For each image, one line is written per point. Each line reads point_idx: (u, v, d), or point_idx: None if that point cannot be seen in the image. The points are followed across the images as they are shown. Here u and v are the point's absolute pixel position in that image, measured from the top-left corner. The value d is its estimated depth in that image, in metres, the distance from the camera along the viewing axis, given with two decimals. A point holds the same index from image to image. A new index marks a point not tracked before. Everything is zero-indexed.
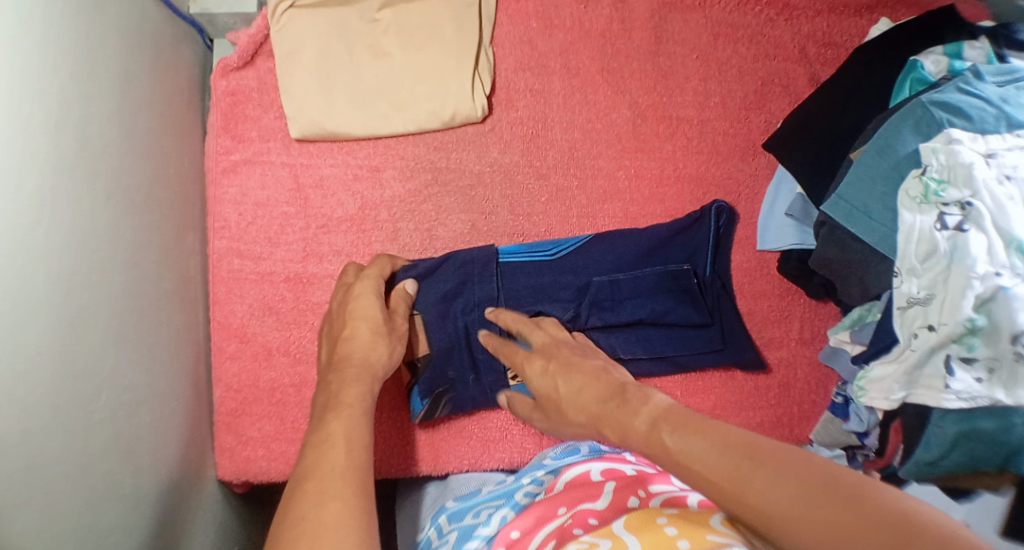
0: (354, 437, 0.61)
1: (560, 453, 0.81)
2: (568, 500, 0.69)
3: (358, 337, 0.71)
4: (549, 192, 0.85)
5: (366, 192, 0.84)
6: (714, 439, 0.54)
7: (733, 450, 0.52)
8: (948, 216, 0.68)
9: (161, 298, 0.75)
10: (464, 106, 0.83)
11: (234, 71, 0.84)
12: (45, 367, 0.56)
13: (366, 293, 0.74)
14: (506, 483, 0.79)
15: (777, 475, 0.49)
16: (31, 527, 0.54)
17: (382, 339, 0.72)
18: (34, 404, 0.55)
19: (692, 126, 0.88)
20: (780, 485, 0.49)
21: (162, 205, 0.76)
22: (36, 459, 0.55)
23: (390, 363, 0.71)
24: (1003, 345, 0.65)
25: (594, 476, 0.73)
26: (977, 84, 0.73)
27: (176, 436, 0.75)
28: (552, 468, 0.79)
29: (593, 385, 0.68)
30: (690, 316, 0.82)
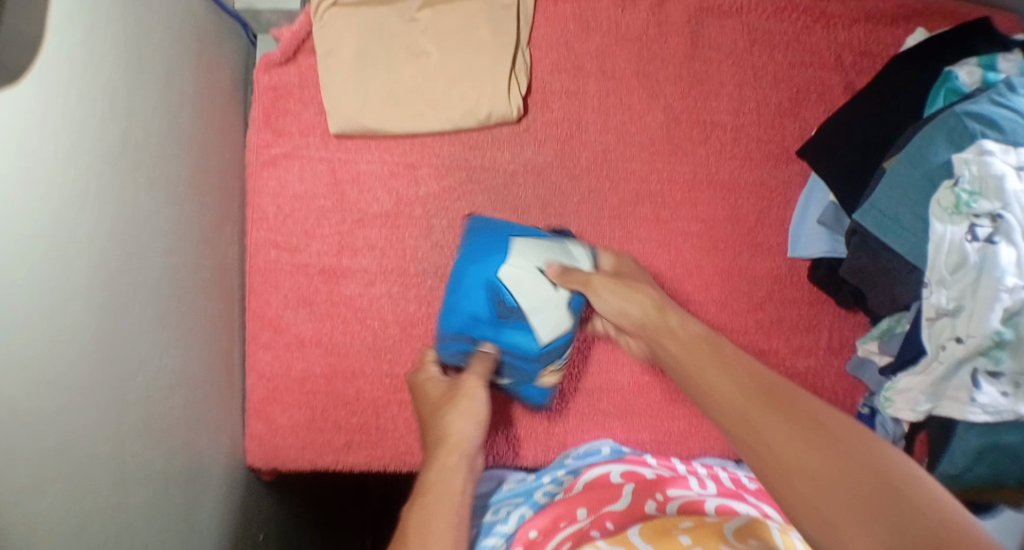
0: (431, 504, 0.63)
1: (581, 454, 0.83)
2: (588, 501, 0.71)
3: (434, 413, 0.72)
4: (582, 194, 0.86)
5: (402, 189, 0.85)
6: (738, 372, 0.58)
7: (756, 390, 0.56)
8: (979, 228, 0.68)
9: (198, 285, 0.77)
10: (500, 107, 0.84)
11: (277, 66, 0.85)
12: (84, 346, 0.58)
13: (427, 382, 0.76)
14: (526, 481, 0.81)
15: (800, 430, 0.50)
16: (60, 502, 0.55)
17: (449, 405, 0.72)
18: (73, 382, 0.57)
19: (725, 132, 0.89)
20: (785, 427, 0.51)
21: (202, 195, 0.78)
22: (73, 434, 0.57)
23: (470, 423, 0.69)
24: None
25: (614, 478, 0.75)
26: (1011, 97, 0.73)
27: (207, 420, 0.78)
28: (572, 469, 0.81)
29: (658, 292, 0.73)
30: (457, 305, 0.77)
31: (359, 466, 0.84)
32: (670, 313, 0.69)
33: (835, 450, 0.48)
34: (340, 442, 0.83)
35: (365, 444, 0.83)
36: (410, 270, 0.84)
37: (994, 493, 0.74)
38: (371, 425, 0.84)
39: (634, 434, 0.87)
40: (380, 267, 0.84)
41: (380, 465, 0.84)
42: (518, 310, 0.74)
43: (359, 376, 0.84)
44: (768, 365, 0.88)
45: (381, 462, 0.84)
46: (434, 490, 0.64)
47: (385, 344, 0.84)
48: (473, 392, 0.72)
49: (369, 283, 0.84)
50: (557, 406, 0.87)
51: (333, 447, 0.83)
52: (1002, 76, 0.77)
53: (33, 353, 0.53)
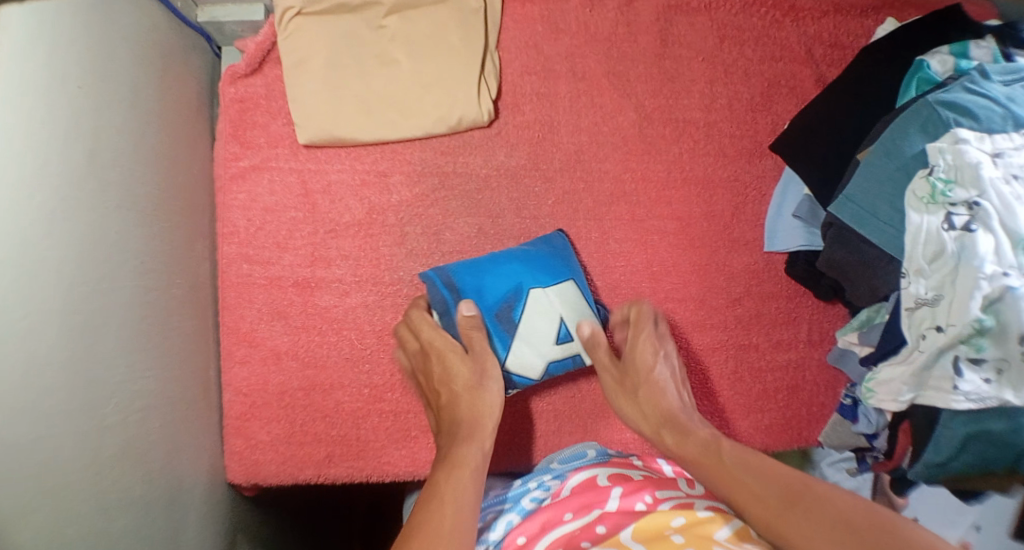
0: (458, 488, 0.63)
1: (566, 458, 0.82)
2: (577, 505, 0.69)
3: (460, 391, 0.72)
4: (556, 196, 0.85)
5: (373, 197, 0.84)
6: (752, 474, 0.62)
7: (782, 498, 0.59)
8: (956, 216, 0.68)
9: (171, 303, 0.76)
10: (470, 112, 0.83)
11: (242, 78, 0.84)
12: (59, 372, 0.57)
13: (449, 349, 0.75)
14: (513, 488, 0.79)
15: (823, 516, 0.56)
16: (41, 534, 0.54)
17: (477, 389, 0.72)
18: (49, 411, 0.56)
19: (698, 128, 0.88)
20: (819, 530, 0.55)
21: (172, 212, 0.77)
22: (51, 466, 0.56)
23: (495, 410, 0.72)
24: (1012, 346, 0.65)
25: (602, 480, 0.73)
26: (984, 84, 0.73)
27: (186, 440, 0.77)
28: (558, 474, 0.79)
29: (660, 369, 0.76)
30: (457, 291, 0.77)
31: (341, 478, 0.83)
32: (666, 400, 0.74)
33: (862, 534, 0.54)
34: (321, 455, 0.82)
35: (346, 456, 0.82)
36: (385, 279, 0.83)
37: (982, 481, 0.73)
38: (351, 437, 0.83)
39: (618, 434, 0.86)
40: (355, 277, 0.83)
41: (362, 478, 0.83)
42: (514, 328, 0.77)
43: (336, 388, 0.83)
44: (749, 361, 0.87)
45: (363, 474, 0.83)
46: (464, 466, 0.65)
47: (362, 356, 0.83)
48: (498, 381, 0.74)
49: (344, 294, 0.83)
50: (536, 411, 0.86)
51: (314, 461, 0.82)
52: (975, 64, 0.77)
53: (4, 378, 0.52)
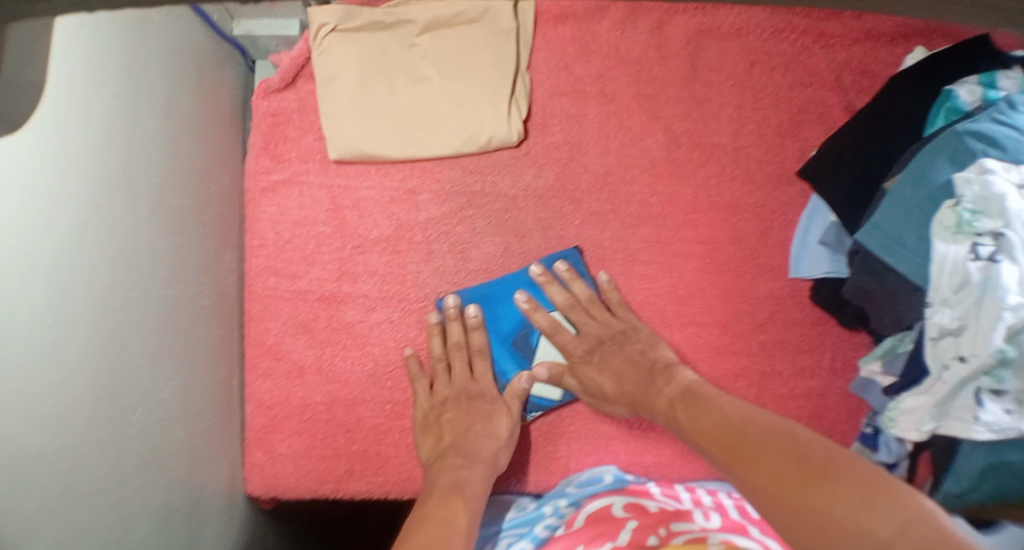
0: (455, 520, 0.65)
1: (583, 482, 0.82)
2: (590, 536, 0.70)
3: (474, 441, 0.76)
4: (582, 217, 0.86)
5: (402, 214, 0.84)
6: (722, 417, 0.67)
7: (731, 432, 0.65)
8: (981, 246, 0.68)
9: (198, 314, 0.77)
10: (500, 132, 0.83)
11: (275, 92, 0.85)
12: (87, 379, 0.58)
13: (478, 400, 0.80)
14: (527, 510, 0.80)
15: (776, 454, 0.59)
16: (62, 540, 0.55)
17: (491, 440, 0.76)
18: (75, 418, 0.56)
19: (725, 153, 0.88)
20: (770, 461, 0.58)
21: (202, 223, 0.78)
22: (76, 474, 0.56)
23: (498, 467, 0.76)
24: None
25: (617, 511, 0.74)
26: (1013, 115, 0.73)
27: (208, 449, 0.77)
28: (573, 500, 0.79)
29: (633, 350, 0.80)
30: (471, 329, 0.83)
31: (360, 494, 0.83)
32: (651, 383, 0.76)
33: (817, 471, 0.55)
34: (341, 470, 0.83)
35: (366, 472, 0.83)
36: (411, 296, 0.84)
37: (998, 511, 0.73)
38: (372, 452, 0.83)
39: (638, 457, 0.86)
40: (381, 293, 0.84)
41: (381, 493, 0.83)
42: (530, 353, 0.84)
43: (359, 403, 0.83)
44: (772, 388, 0.87)
45: (382, 490, 0.83)
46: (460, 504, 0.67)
47: (386, 372, 0.83)
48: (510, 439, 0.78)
49: (370, 309, 0.83)
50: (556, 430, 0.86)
51: (334, 476, 0.83)
52: (1004, 95, 0.76)
53: (35, 380, 0.52)
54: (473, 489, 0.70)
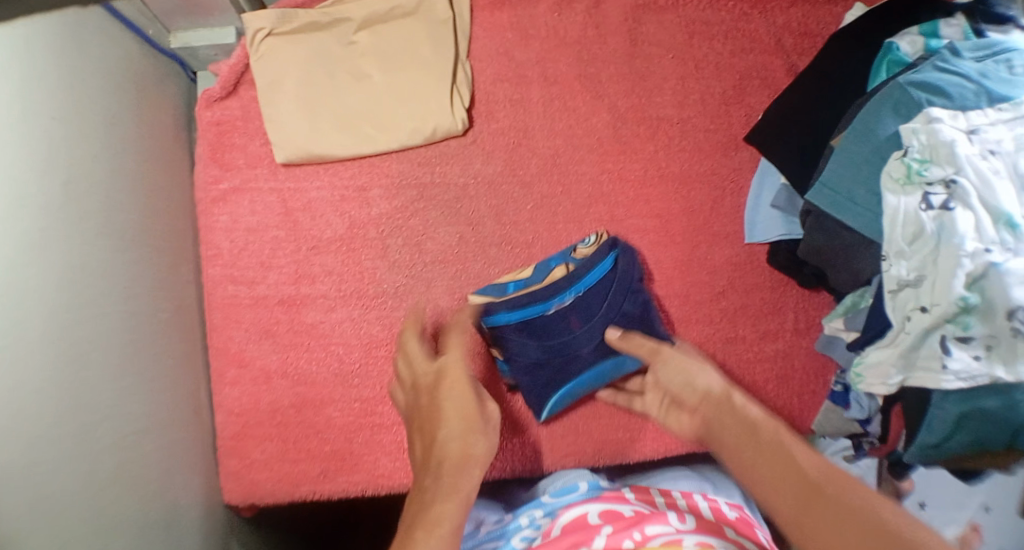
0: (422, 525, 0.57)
1: (558, 490, 0.81)
2: (565, 545, 0.68)
3: (426, 425, 0.67)
4: (534, 200, 0.86)
5: (354, 212, 0.84)
6: (742, 425, 0.66)
7: (754, 440, 0.64)
8: (933, 196, 0.69)
9: (158, 327, 0.77)
10: (445, 121, 0.84)
11: (218, 101, 0.85)
12: (48, 397, 0.59)
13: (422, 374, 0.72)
14: (505, 524, 0.80)
15: (792, 474, 0.59)
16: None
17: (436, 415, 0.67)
18: (37, 436, 0.57)
19: (672, 125, 0.89)
20: (784, 473, 0.60)
21: (153, 237, 0.78)
22: (44, 489, 0.57)
23: (454, 437, 0.64)
24: (999, 321, 0.66)
25: (592, 518, 0.72)
26: (955, 61, 0.73)
27: (181, 461, 0.78)
28: (549, 509, 0.78)
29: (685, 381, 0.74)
30: (588, 264, 0.80)
31: (338, 494, 0.83)
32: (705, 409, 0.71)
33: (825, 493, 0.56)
34: (316, 471, 0.83)
35: (341, 471, 0.83)
36: (369, 293, 0.84)
37: (977, 460, 0.75)
38: (344, 451, 0.83)
39: (610, 436, 0.88)
40: (339, 292, 0.84)
41: (358, 491, 0.83)
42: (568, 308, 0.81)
43: (327, 404, 0.83)
44: (736, 353, 0.87)
45: (358, 488, 0.83)
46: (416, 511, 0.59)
47: (351, 370, 0.83)
48: (454, 393, 0.67)
49: (330, 309, 0.84)
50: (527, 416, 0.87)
51: (309, 477, 0.83)
52: (945, 43, 0.77)
53: None
54: (427, 487, 0.61)
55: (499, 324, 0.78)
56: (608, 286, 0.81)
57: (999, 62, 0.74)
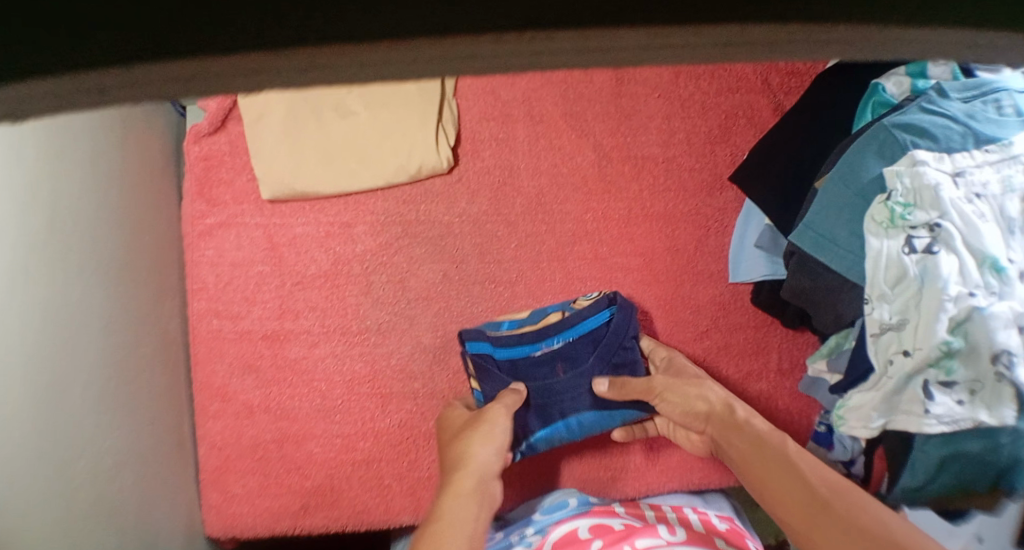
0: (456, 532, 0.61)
1: (548, 508, 0.80)
2: None
3: (456, 444, 0.73)
4: (518, 238, 0.86)
5: (338, 248, 0.85)
6: (752, 436, 0.69)
7: (764, 450, 0.66)
8: (917, 239, 0.69)
9: (140, 361, 0.77)
10: (430, 159, 0.84)
11: (206, 136, 0.86)
12: (28, 437, 0.58)
13: (455, 413, 0.78)
14: (494, 541, 0.78)
15: (796, 482, 0.61)
16: None
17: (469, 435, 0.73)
18: (20, 475, 0.57)
19: (657, 164, 0.89)
20: (790, 480, 0.62)
21: (138, 271, 0.79)
22: (27, 519, 0.57)
23: (485, 456, 0.70)
24: (983, 365, 0.66)
25: (582, 533, 0.72)
26: (942, 103, 0.72)
27: (162, 495, 0.78)
28: (539, 527, 0.77)
29: (698, 405, 0.75)
30: (582, 312, 0.80)
31: (318, 529, 0.84)
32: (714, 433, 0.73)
33: (825, 501, 0.59)
34: (296, 506, 0.83)
35: (321, 507, 0.83)
36: (352, 329, 0.84)
37: (965, 500, 0.75)
38: (325, 487, 0.83)
39: (594, 472, 0.87)
40: (322, 328, 0.84)
41: (338, 527, 0.84)
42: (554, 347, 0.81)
43: (309, 439, 0.84)
44: None
45: (338, 524, 0.83)
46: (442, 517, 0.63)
47: (333, 406, 0.84)
48: (494, 422, 0.73)
49: (313, 345, 0.84)
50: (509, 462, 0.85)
51: (290, 512, 0.83)
52: (932, 83, 0.75)
53: None
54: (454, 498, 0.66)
55: (481, 351, 0.79)
56: (600, 336, 0.80)
57: (986, 103, 0.73)
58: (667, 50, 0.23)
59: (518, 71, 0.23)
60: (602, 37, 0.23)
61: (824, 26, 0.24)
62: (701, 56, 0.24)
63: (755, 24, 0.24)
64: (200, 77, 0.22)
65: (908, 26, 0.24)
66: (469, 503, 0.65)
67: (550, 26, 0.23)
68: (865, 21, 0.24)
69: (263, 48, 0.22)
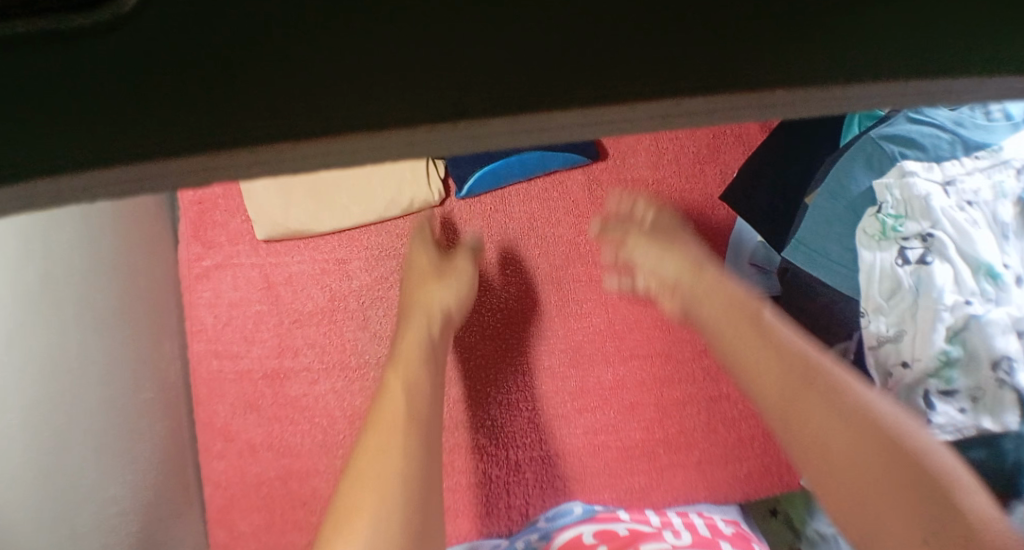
0: (386, 446, 0.62)
1: (552, 516, 0.82)
2: None
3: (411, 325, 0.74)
4: (513, 265, 0.87)
5: (335, 284, 0.86)
6: (776, 348, 0.71)
7: (796, 379, 0.68)
8: (910, 250, 0.69)
9: (142, 407, 0.77)
10: (421, 193, 0.85)
11: (201, 180, 0.87)
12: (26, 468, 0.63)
13: (420, 255, 0.80)
14: (501, 549, 0.80)
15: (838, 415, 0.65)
16: None
17: (422, 306, 0.74)
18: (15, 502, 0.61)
19: (647, 185, 0.90)
20: (845, 422, 0.64)
21: (137, 315, 0.79)
22: None
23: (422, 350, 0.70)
24: (985, 372, 0.67)
25: (587, 538, 0.74)
26: (928, 113, 0.75)
27: (168, 536, 0.78)
28: (544, 532, 0.80)
29: (726, 290, 0.76)
30: (551, 155, 0.88)
31: None
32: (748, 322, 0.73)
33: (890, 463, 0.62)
34: (304, 542, 0.83)
35: None
36: (351, 364, 0.84)
37: None
38: None
39: (595, 496, 0.84)
40: (322, 364, 0.85)
41: None
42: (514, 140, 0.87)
43: (314, 476, 0.84)
44: (721, 411, 0.86)
45: None
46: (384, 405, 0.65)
47: (335, 442, 0.83)
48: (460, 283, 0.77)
49: (313, 382, 0.84)
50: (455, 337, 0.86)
51: (297, 549, 0.83)
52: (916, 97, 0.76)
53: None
54: (394, 394, 0.66)
55: None
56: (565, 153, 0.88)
57: (970, 111, 0.75)
58: (536, 135, 0.33)
59: (391, 157, 0.32)
60: (534, 123, 0.33)
61: (621, 108, 0.33)
62: (574, 133, 0.33)
63: (599, 104, 0.33)
64: (212, 169, 0.31)
65: (777, 90, 0.33)
66: (405, 394, 0.66)
67: (478, 116, 0.32)
68: (678, 94, 0.33)
69: (257, 143, 0.31)
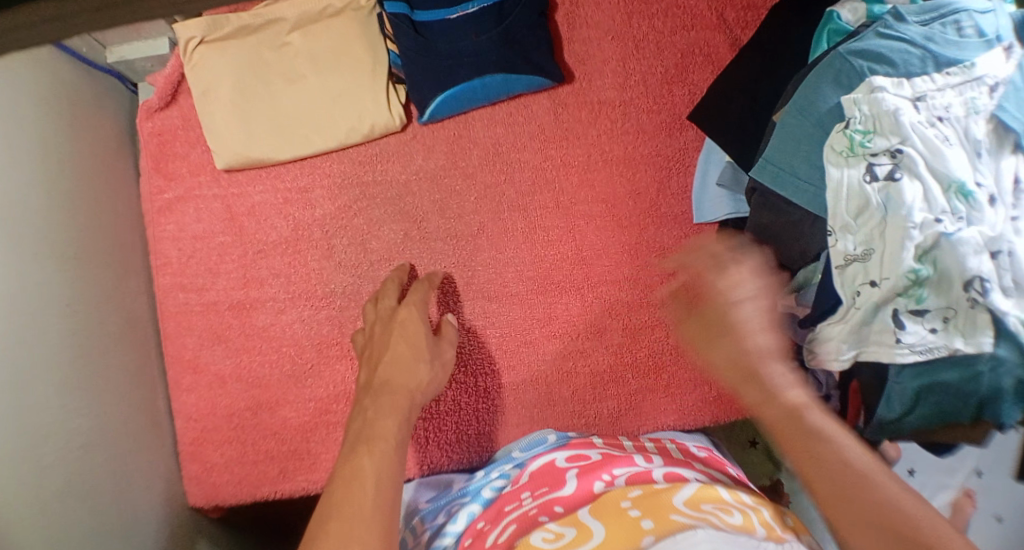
0: (355, 502, 0.55)
1: (527, 445, 0.81)
2: (532, 487, 0.69)
3: (366, 413, 0.66)
4: (478, 191, 0.86)
5: (298, 213, 0.85)
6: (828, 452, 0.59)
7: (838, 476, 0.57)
8: (878, 166, 0.65)
9: (109, 340, 0.77)
10: (381, 118, 0.84)
11: (158, 112, 0.86)
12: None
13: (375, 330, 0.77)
14: (476, 479, 0.78)
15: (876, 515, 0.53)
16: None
17: (385, 408, 0.66)
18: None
19: (614, 108, 0.88)
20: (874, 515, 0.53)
21: (100, 252, 0.79)
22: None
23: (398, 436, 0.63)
24: (957, 292, 0.63)
25: (560, 463, 0.72)
26: (899, 27, 0.69)
27: (140, 467, 0.79)
28: (519, 462, 0.78)
29: (755, 335, 0.69)
30: (516, 78, 0.83)
31: (298, 492, 0.85)
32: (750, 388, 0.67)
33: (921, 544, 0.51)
34: (275, 472, 0.84)
35: (300, 471, 0.84)
36: (317, 293, 0.85)
37: (949, 433, 0.70)
38: (302, 451, 0.84)
39: (566, 421, 0.86)
40: (288, 294, 0.85)
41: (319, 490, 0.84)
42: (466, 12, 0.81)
43: (282, 405, 0.84)
44: None
45: (317, 487, 0.84)
46: (349, 477, 0.58)
47: (304, 371, 0.84)
48: (406, 390, 0.69)
49: (279, 311, 0.85)
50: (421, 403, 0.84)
51: (269, 478, 0.84)
52: (888, 10, 0.71)
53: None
54: (373, 451, 0.61)
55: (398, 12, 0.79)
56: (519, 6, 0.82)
57: (945, 26, 0.69)
58: None
59: None
60: None
61: None
62: None
63: None
64: None
65: None
66: (377, 480, 0.58)
67: None
68: None
69: None
